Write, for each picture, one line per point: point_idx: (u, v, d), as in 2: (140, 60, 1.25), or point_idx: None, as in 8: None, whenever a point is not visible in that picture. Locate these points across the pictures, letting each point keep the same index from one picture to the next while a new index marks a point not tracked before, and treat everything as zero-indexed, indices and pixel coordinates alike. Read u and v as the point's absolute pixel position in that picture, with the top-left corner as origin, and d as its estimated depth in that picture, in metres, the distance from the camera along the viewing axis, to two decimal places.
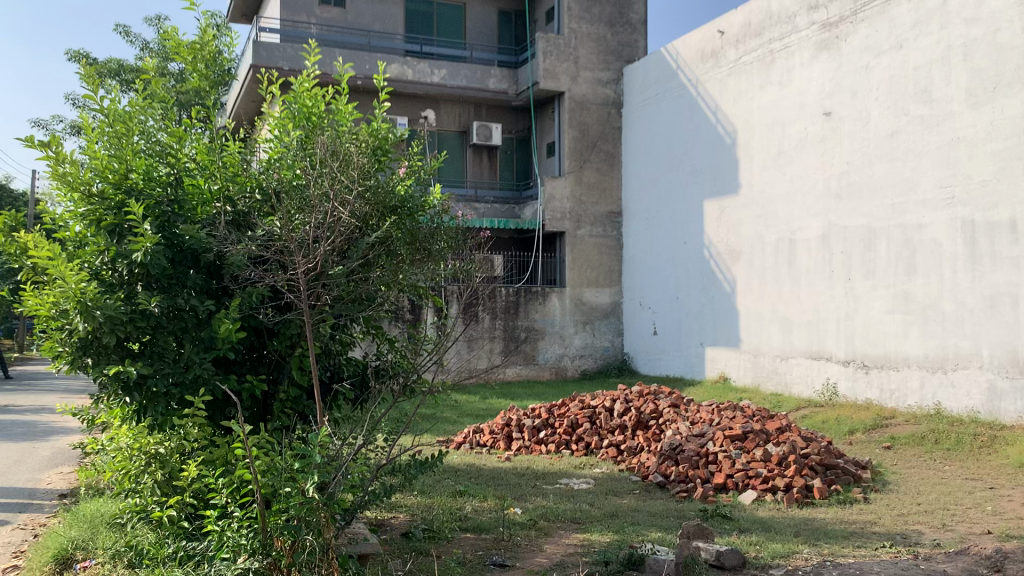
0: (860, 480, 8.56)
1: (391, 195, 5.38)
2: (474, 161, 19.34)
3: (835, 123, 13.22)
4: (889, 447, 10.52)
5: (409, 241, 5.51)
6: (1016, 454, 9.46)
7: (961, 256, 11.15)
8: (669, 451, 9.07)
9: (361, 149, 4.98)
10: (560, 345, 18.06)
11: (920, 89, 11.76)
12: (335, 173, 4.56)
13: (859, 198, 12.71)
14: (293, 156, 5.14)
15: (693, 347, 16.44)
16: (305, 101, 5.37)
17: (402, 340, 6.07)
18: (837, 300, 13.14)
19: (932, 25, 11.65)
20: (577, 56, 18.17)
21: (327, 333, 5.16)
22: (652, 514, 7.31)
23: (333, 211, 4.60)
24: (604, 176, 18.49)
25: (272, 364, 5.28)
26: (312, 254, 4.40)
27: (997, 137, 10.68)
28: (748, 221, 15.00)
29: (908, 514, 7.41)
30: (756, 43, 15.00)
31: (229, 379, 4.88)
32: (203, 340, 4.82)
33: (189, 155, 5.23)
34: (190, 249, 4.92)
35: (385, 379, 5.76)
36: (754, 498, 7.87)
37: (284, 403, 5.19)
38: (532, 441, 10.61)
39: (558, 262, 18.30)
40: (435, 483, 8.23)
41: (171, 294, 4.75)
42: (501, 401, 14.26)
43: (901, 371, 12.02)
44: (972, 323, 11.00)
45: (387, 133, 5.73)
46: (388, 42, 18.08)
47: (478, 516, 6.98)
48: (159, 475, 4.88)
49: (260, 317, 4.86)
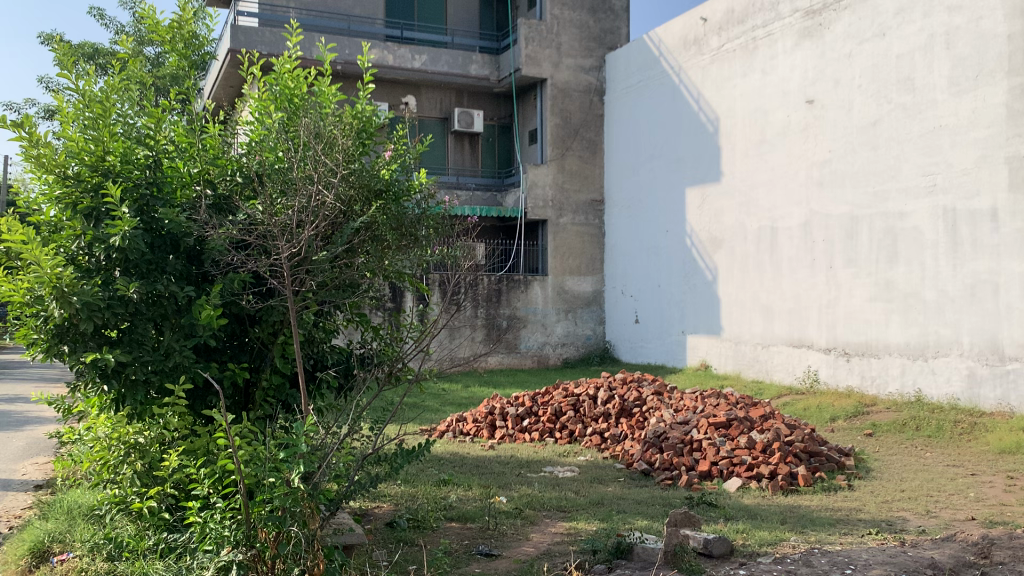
0: (844, 467, 8.59)
1: (375, 179, 5.28)
2: (456, 147, 19.20)
3: (818, 111, 13.20)
4: (871, 434, 10.56)
5: (395, 226, 5.41)
6: (997, 441, 9.53)
7: (942, 244, 11.19)
8: (654, 438, 9.04)
9: (345, 132, 4.91)
10: (542, 333, 18.00)
11: (903, 77, 11.76)
12: (320, 157, 4.48)
13: (842, 186, 12.71)
14: (277, 139, 5.01)
15: (674, 335, 16.45)
16: (287, 83, 5.26)
17: (386, 328, 5.96)
18: (818, 287, 13.16)
19: (915, 13, 11.65)
20: (560, 42, 18.02)
21: (311, 321, 5.03)
22: (638, 502, 7.27)
23: (317, 194, 4.53)
24: (586, 164, 18.41)
25: (254, 351, 5.15)
26: (297, 238, 4.30)
27: (979, 125, 10.72)
28: (730, 209, 14.98)
29: (892, 501, 7.43)
30: (738, 31, 14.93)
31: (211, 366, 4.77)
32: (184, 327, 4.69)
33: (167, 137, 5.08)
34: (170, 234, 4.79)
35: (370, 367, 5.67)
36: (738, 486, 7.87)
37: (267, 391, 5.08)
38: (516, 429, 10.53)
39: (540, 251, 18.23)
40: (419, 472, 8.15)
41: (150, 280, 4.61)
42: (484, 390, 14.18)
43: (882, 358, 12.07)
44: (953, 311, 11.05)
45: (372, 115, 5.61)
46: (369, 27, 17.82)
47: (463, 505, 6.92)
48: (139, 465, 4.74)
49: (242, 303, 4.75)
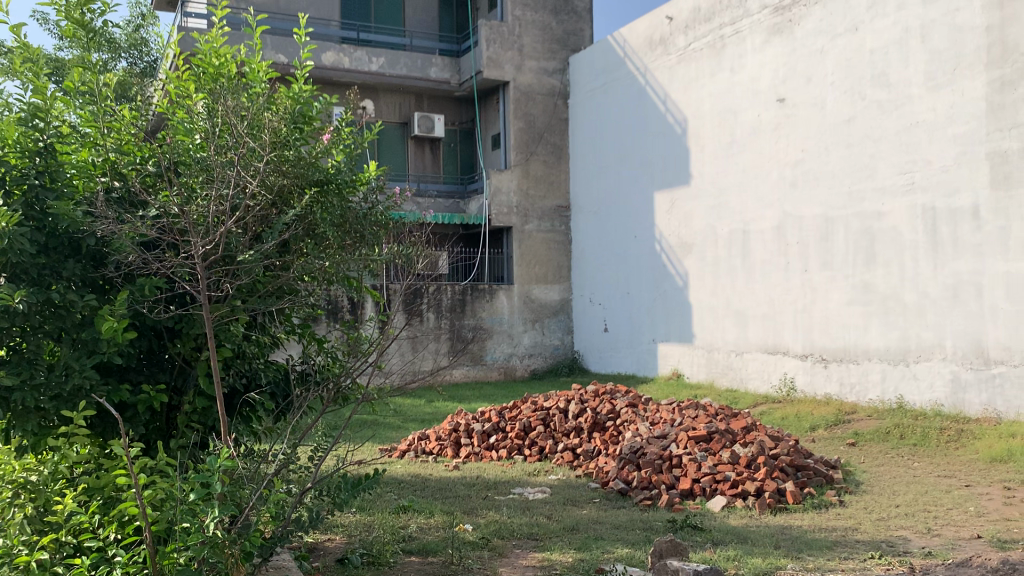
0: (832, 481, 8.03)
1: (314, 167, 4.59)
2: (416, 152, 18.54)
3: (789, 110, 12.74)
4: (854, 443, 10.05)
5: (338, 223, 4.77)
6: (986, 449, 9.07)
7: (922, 245, 10.75)
8: (631, 454, 8.40)
9: (274, 116, 4.27)
10: (508, 345, 17.31)
11: (877, 72, 11.34)
12: (241, 137, 3.86)
13: (815, 187, 12.25)
14: (196, 121, 4.30)
15: (644, 344, 15.89)
16: (210, 60, 4.59)
17: (335, 343, 5.26)
18: (794, 292, 12.67)
19: (888, 6, 11.24)
20: (521, 44, 17.43)
21: (239, 336, 4.33)
22: (616, 526, 6.64)
23: (239, 183, 3.94)
24: (551, 168, 17.82)
25: (175, 370, 4.46)
26: (214, 233, 3.66)
27: (957, 120, 10.31)
28: (700, 212, 14.48)
29: (890, 518, 6.87)
30: (705, 29, 14.45)
31: (120, 390, 4.06)
32: (87, 342, 3.97)
33: (68, 124, 4.33)
34: (66, 234, 4.04)
35: (312, 384, 4.95)
36: (724, 505, 7.25)
37: (191, 416, 4.40)
38: (482, 447, 9.82)
39: (505, 259, 17.57)
40: (376, 498, 7.44)
41: (41, 287, 3.88)
42: (447, 405, 13.43)
43: (861, 364, 11.60)
44: (935, 313, 10.60)
45: (311, 100, 4.90)
46: (323, 28, 17.19)
47: (423, 536, 6.22)
48: (30, 509, 3.79)
49: (150, 314, 4.00)
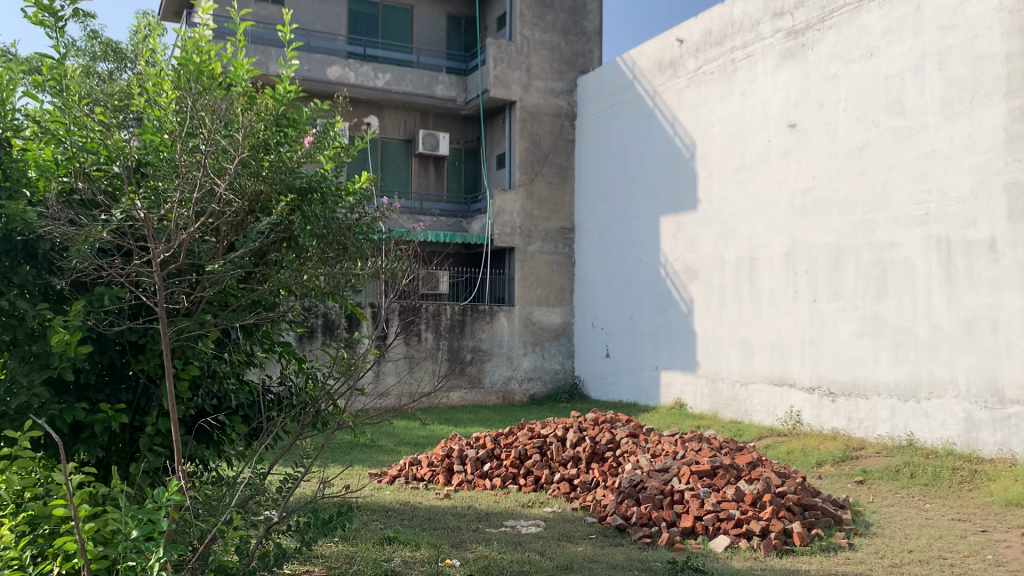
0: (841, 522, 7.61)
1: (297, 173, 4.29)
2: (419, 170, 18.25)
3: (800, 135, 12.44)
4: (863, 481, 9.64)
5: (320, 234, 4.45)
6: (1002, 492, 8.64)
7: (936, 277, 10.39)
8: (630, 488, 8.02)
9: (253, 118, 3.96)
10: (507, 367, 16.92)
11: (892, 100, 11.04)
12: (211, 136, 3.55)
13: (826, 214, 11.92)
14: (166, 121, 4.01)
15: (647, 371, 15.50)
16: (190, 56, 4.32)
17: (314, 363, 4.91)
18: (802, 323, 12.30)
19: (904, 33, 10.95)
20: (529, 64, 17.21)
21: (208, 353, 4.00)
22: (612, 566, 6.24)
23: (208, 187, 3.63)
24: (556, 190, 17.52)
25: (138, 389, 4.13)
26: (176, 238, 3.34)
27: (975, 150, 9.99)
28: (707, 238, 14.15)
29: (904, 566, 6.44)
30: (716, 53, 14.20)
31: (74, 409, 3.72)
32: (39, 356, 3.65)
33: (31, 118, 4.09)
34: (22, 239, 3.72)
35: (286, 408, 4.59)
36: (727, 545, 6.87)
37: (154, 439, 4.05)
38: (475, 475, 9.41)
39: (506, 280, 17.24)
40: (361, 527, 7.05)
41: None
42: (443, 428, 13.05)
43: (871, 400, 11.20)
44: (948, 348, 10.22)
45: (295, 103, 4.57)
46: (329, 43, 17.01)
47: (407, 571, 5.80)
48: None
49: (106, 326, 3.67)
